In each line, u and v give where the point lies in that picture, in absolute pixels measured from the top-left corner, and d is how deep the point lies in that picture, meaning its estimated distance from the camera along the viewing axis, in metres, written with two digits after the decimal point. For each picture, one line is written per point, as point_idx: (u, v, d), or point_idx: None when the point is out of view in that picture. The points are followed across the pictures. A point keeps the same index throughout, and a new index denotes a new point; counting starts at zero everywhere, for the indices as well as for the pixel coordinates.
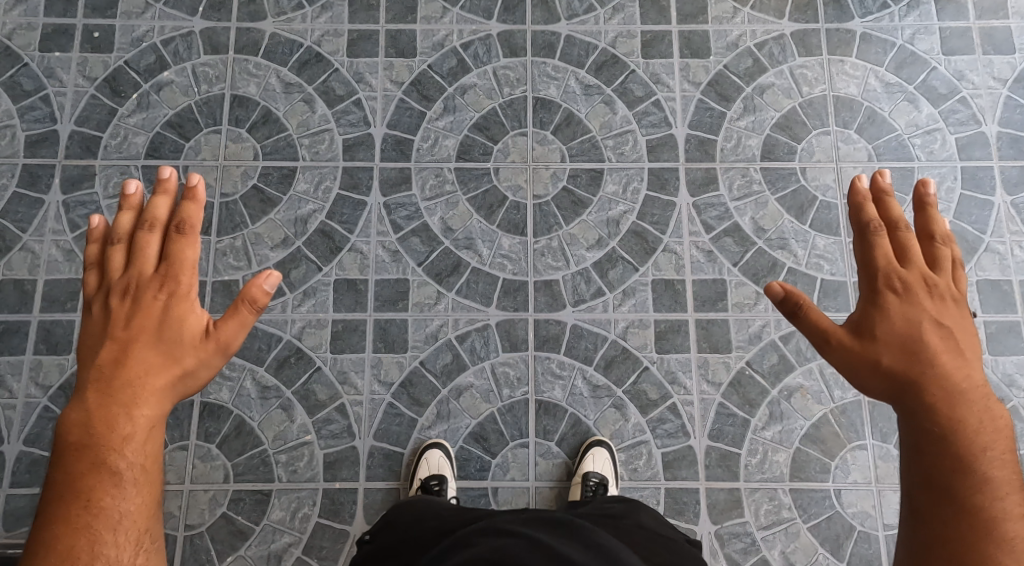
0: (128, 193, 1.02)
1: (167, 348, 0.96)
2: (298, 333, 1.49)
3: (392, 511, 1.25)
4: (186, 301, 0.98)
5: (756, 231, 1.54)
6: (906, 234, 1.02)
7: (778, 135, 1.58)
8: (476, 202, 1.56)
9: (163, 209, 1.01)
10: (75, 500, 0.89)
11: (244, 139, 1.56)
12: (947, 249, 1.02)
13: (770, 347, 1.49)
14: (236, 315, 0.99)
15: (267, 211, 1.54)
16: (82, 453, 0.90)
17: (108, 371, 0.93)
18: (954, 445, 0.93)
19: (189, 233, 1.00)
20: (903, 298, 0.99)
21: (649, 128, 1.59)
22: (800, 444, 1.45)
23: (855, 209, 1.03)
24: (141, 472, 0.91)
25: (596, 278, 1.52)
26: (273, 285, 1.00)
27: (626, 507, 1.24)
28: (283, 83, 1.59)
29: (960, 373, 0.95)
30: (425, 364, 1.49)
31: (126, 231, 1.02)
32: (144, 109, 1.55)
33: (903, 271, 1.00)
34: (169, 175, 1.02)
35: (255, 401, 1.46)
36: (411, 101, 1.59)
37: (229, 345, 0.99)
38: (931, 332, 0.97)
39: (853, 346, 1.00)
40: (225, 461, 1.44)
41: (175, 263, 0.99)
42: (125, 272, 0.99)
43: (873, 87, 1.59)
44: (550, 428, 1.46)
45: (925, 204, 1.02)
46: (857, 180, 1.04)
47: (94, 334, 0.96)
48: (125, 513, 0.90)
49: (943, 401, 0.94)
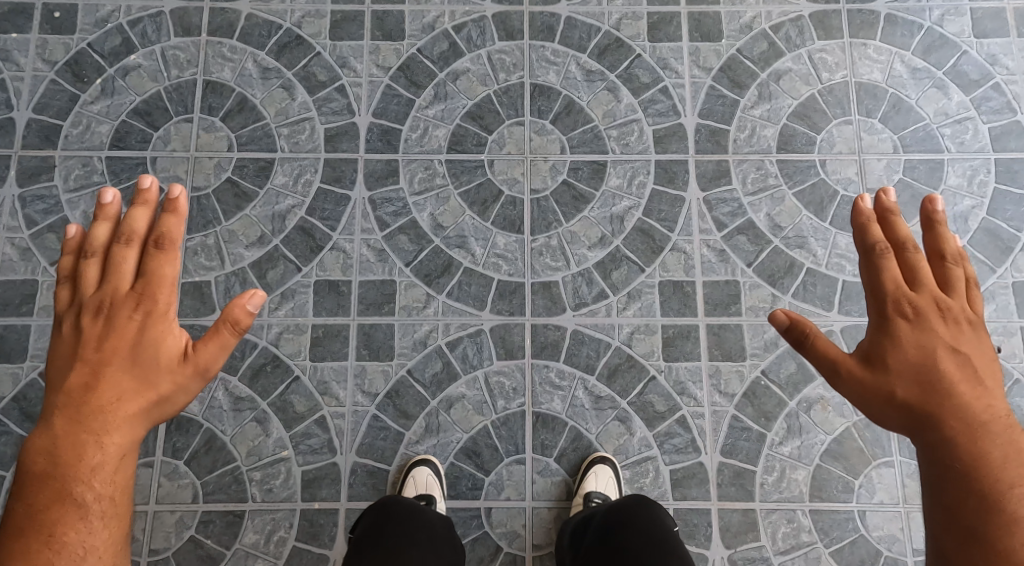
0: (104, 203, 0.94)
1: (142, 371, 0.89)
2: (275, 340, 1.37)
3: (382, 522, 1.21)
4: (163, 321, 0.91)
5: (771, 228, 1.42)
6: (915, 255, 0.96)
7: (795, 125, 1.46)
8: (468, 196, 1.44)
9: (142, 222, 0.93)
10: (35, 534, 0.81)
11: (217, 128, 1.44)
12: (959, 269, 0.96)
13: (788, 354, 1.37)
14: (217, 336, 0.92)
15: (241, 206, 1.42)
16: (47, 484, 0.83)
17: (77, 396, 0.86)
18: (979, 481, 0.84)
19: (168, 248, 0.92)
20: (915, 324, 0.92)
21: (655, 117, 1.47)
22: (821, 461, 1.33)
23: (859, 231, 0.97)
24: (109, 504, 0.84)
25: (598, 279, 1.41)
26: (258, 305, 0.92)
27: (651, 530, 1.18)
28: (260, 67, 1.46)
29: (981, 404, 0.88)
30: (412, 373, 1.37)
31: (101, 244, 0.94)
32: (109, 96, 1.43)
33: (913, 295, 0.94)
34: (149, 185, 0.94)
35: (227, 413, 1.34)
36: (398, 88, 1.47)
37: (208, 368, 0.92)
38: (947, 359, 0.91)
39: (865, 376, 0.94)
40: (194, 480, 1.32)
41: (153, 280, 0.91)
42: (98, 288, 0.92)
43: (898, 73, 1.47)
44: (548, 443, 1.35)
45: (934, 222, 0.96)
46: (861, 200, 0.97)
47: (64, 354, 0.89)
48: (90, 549, 0.82)
49: (964, 435, 0.87)
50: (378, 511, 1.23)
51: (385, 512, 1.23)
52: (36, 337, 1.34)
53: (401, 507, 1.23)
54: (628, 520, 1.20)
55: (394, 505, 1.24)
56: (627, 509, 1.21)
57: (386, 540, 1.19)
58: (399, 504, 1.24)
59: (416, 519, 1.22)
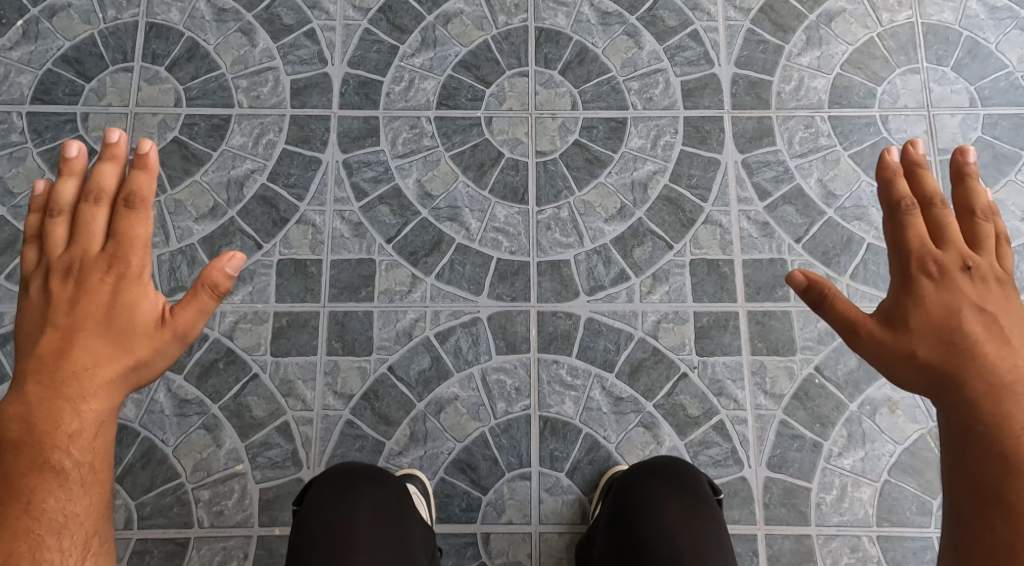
0: (68, 157, 0.79)
1: (118, 334, 0.74)
2: (229, 331, 1.14)
3: (347, 496, 0.97)
4: (139, 284, 0.76)
5: (823, 197, 1.19)
6: (944, 210, 0.78)
7: (851, 75, 1.23)
8: (462, 160, 1.21)
9: (110, 179, 0.78)
10: (11, 503, 0.69)
11: (162, 79, 1.21)
12: (990, 225, 0.78)
13: (847, 347, 1.14)
14: (194, 300, 0.77)
15: (190, 172, 1.19)
16: (23, 451, 0.70)
17: (49, 360, 0.72)
18: (1003, 444, 0.70)
19: (140, 208, 0.77)
20: (940, 284, 0.75)
21: (683, 67, 1.24)
22: (890, 476, 1.10)
23: (882, 185, 0.79)
24: (91, 470, 0.71)
25: (617, 257, 1.17)
26: (236, 268, 0.77)
27: (686, 500, 0.98)
28: (215, 8, 1.23)
29: (1008, 363, 0.72)
30: (395, 370, 1.14)
31: (68, 202, 0.79)
32: (32, 40, 1.20)
33: (938, 253, 0.76)
34: (116, 139, 0.78)
35: (170, 419, 1.11)
36: (378, 33, 1.24)
37: (188, 333, 0.77)
38: (973, 319, 0.74)
39: (886, 338, 0.76)
40: (128, 501, 1.09)
41: (124, 242, 0.76)
42: (66, 251, 0.77)
43: (973, 13, 1.23)
44: (558, 455, 1.12)
45: (964, 175, 0.79)
46: (885, 150, 0.80)
47: (33, 319, 0.75)
48: (70, 516, 0.70)
49: (989, 397, 0.71)
50: (340, 477, 1.00)
51: (346, 484, 0.99)
52: None
53: (367, 478, 1.00)
54: (656, 492, 0.99)
55: (358, 476, 1.00)
56: (652, 479, 1.01)
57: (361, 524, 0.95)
58: (366, 474, 1.01)
59: (391, 491, 1.00)
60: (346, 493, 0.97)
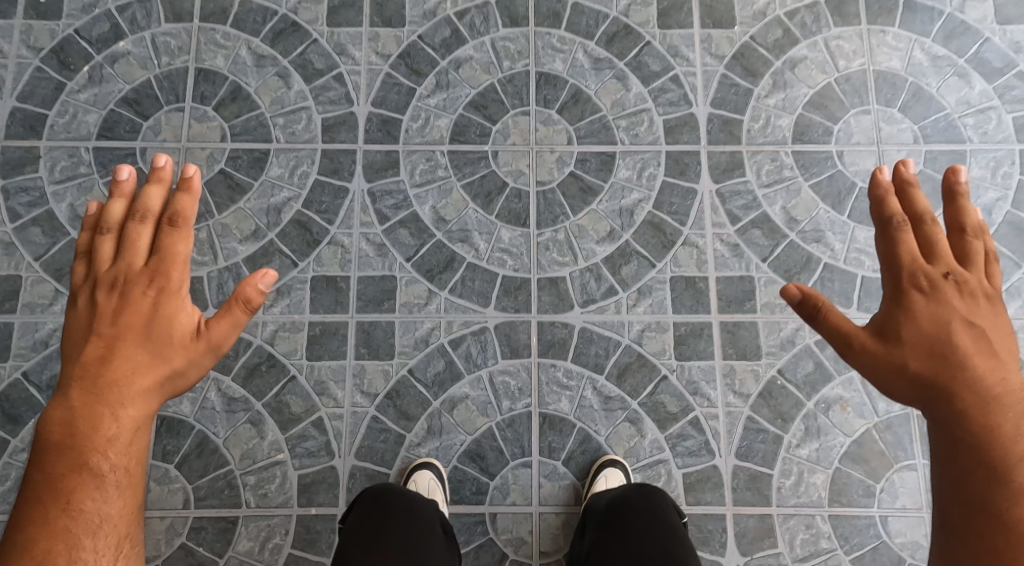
0: (119, 179, 0.94)
1: (155, 346, 0.89)
2: (270, 338, 1.31)
3: (373, 512, 1.15)
4: (177, 298, 0.91)
5: (787, 222, 1.37)
6: (933, 227, 0.92)
7: (811, 115, 1.40)
8: (471, 189, 1.38)
9: (156, 200, 0.93)
10: (53, 501, 0.82)
11: (209, 117, 1.38)
12: (979, 242, 0.92)
13: (805, 353, 1.32)
14: (228, 314, 0.92)
15: (235, 199, 1.36)
16: (65, 454, 0.83)
17: (93, 368, 0.86)
18: (989, 453, 0.83)
19: (182, 227, 0.92)
20: (930, 297, 0.89)
21: (666, 107, 1.41)
22: (841, 464, 1.28)
23: (875, 204, 0.93)
24: (124, 474, 0.84)
25: (607, 275, 1.35)
26: (268, 284, 0.92)
27: (665, 519, 1.14)
28: (255, 54, 1.41)
29: (994, 376, 0.85)
30: (414, 372, 1.31)
31: (117, 221, 0.94)
32: (96, 84, 1.37)
33: (928, 268, 0.90)
34: (163, 163, 0.94)
35: (220, 414, 1.29)
36: (398, 76, 1.41)
37: (220, 345, 0.92)
38: (962, 332, 0.88)
39: (879, 350, 0.90)
40: (185, 484, 1.26)
41: (166, 258, 0.91)
42: (114, 264, 0.92)
43: (918, 61, 1.41)
44: (555, 445, 1.29)
45: (956, 193, 0.92)
46: (878, 172, 0.94)
47: (80, 328, 0.89)
48: (105, 516, 0.83)
49: (976, 407, 0.85)
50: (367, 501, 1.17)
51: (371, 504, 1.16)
52: (20, 335, 1.29)
53: (394, 496, 1.17)
54: (638, 513, 1.15)
55: (387, 497, 1.17)
56: (632, 499, 1.17)
57: (393, 539, 1.12)
58: (385, 496, 1.18)
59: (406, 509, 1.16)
60: (370, 510, 1.15)
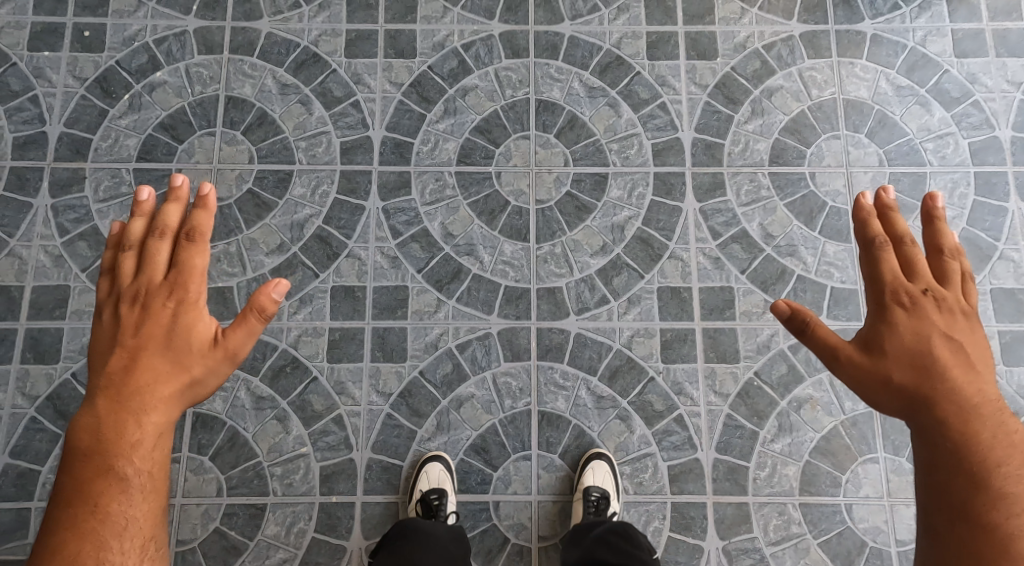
0: (140, 199, 1.04)
1: (175, 356, 0.97)
2: (294, 342, 1.45)
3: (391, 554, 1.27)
4: (194, 310, 0.99)
5: (764, 237, 1.51)
6: (912, 248, 1.03)
7: (786, 139, 1.54)
8: (476, 207, 1.52)
9: (174, 216, 1.03)
10: (81, 506, 0.91)
11: (238, 141, 1.52)
12: (956, 263, 1.03)
13: (779, 357, 1.45)
14: (244, 323, 1.00)
15: (262, 216, 1.50)
16: (92, 460, 0.92)
17: (118, 378, 0.95)
18: (969, 460, 0.93)
19: (197, 240, 1.02)
20: (912, 313, 0.99)
21: (654, 132, 1.55)
22: (811, 457, 1.42)
23: (860, 226, 1.05)
24: (148, 479, 0.93)
25: (599, 285, 1.49)
26: (281, 294, 1.00)
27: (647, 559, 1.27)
28: (279, 83, 1.54)
29: (973, 388, 0.96)
30: (424, 374, 1.45)
31: (138, 237, 1.03)
32: (136, 110, 1.51)
33: (910, 286, 1.01)
34: (180, 183, 1.04)
35: (249, 411, 1.42)
36: (410, 103, 1.55)
37: (236, 353, 1.00)
38: (942, 346, 0.98)
39: (864, 362, 1.00)
40: (218, 475, 1.40)
41: (183, 271, 1.00)
42: (135, 278, 1.01)
43: (883, 91, 1.55)
44: (552, 440, 1.43)
45: (934, 217, 1.04)
46: (862, 197, 1.05)
47: (104, 341, 0.98)
48: (131, 519, 0.92)
49: (956, 417, 0.94)
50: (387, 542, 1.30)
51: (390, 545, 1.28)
52: (68, 339, 1.42)
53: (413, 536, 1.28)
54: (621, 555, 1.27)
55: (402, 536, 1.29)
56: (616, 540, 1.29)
57: None
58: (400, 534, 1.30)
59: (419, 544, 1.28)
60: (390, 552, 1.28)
